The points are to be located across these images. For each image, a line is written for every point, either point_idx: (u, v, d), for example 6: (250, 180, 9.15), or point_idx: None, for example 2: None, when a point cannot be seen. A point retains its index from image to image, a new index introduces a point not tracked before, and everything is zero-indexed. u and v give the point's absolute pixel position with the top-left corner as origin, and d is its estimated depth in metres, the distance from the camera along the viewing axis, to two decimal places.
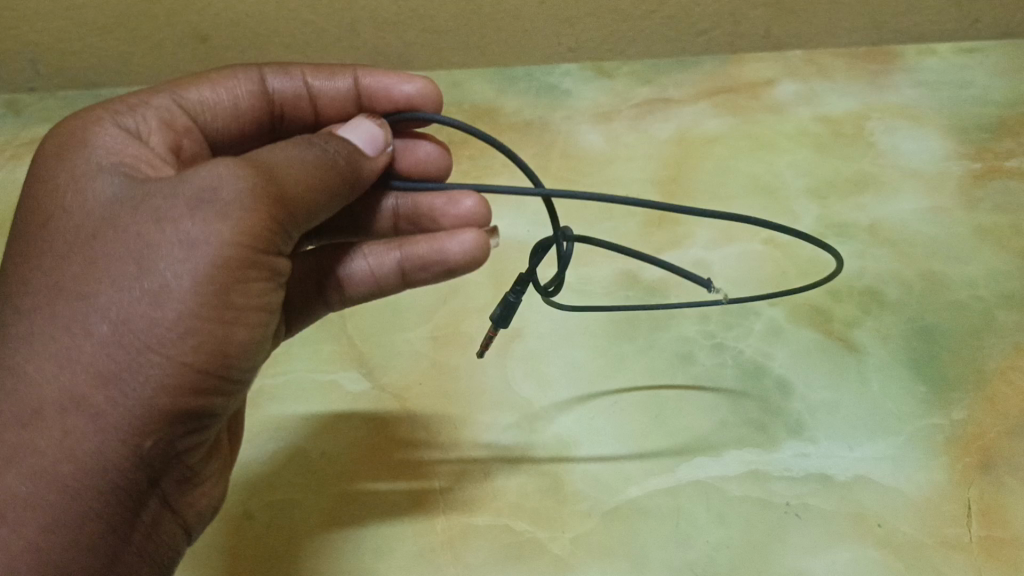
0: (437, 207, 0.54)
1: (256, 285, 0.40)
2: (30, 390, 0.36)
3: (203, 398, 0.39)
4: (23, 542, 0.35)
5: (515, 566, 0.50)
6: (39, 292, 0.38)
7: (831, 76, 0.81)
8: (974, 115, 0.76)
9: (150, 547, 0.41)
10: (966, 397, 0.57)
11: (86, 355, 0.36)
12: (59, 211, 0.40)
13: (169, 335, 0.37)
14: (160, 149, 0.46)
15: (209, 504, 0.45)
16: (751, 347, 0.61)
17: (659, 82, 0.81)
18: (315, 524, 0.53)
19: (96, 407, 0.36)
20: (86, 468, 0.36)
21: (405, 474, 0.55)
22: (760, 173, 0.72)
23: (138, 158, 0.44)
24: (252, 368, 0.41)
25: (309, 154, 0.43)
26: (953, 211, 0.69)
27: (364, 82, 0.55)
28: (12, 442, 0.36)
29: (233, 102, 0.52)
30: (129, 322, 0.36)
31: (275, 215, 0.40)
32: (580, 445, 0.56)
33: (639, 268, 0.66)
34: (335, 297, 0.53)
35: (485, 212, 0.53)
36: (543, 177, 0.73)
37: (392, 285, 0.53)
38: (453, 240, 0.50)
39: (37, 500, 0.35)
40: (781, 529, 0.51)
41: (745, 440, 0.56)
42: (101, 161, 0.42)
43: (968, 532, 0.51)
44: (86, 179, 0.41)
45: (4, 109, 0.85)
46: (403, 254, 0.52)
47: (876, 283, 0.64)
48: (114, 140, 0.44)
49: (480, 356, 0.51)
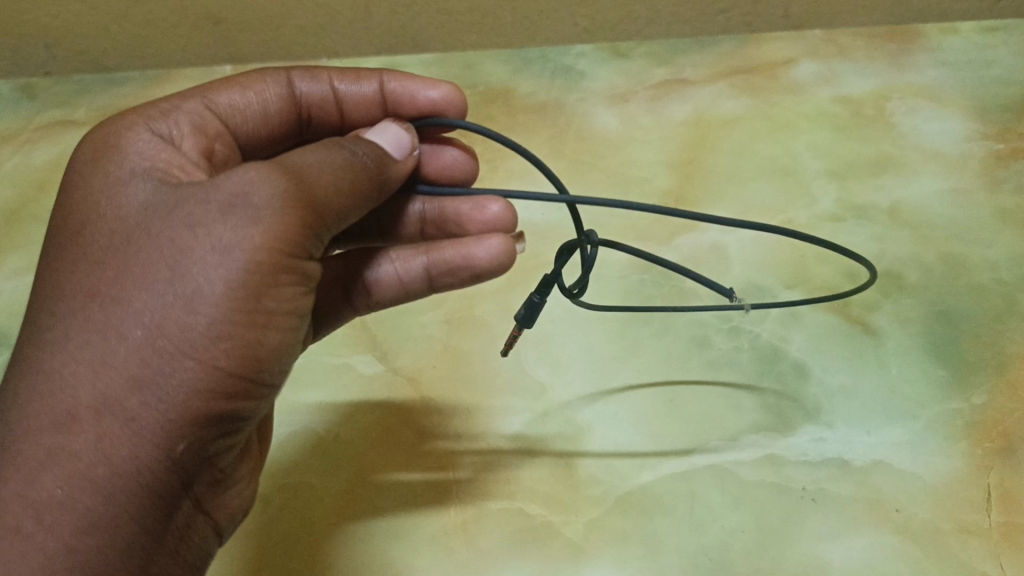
0: (464, 211, 0.54)
1: (286, 289, 0.40)
2: (66, 394, 0.37)
3: (235, 400, 0.39)
4: (58, 544, 0.35)
5: (530, 549, 0.51)
6: (76, 296, 0.39)
7: (851, 56, 0.80)
8: (998, 94, 0.75)
9: (184, 548, 0.41)
10: (986, 381, 0.57)
11: (120, 360, 0.37)
12: (93, 216, 0.41)
13: (202, 339, 0.37)
14: (192, 155, 0.47)
15: (241, 504, 0.46)
16: (767, 331, 0.61)
17: (677, 62, 0.80)
18: (332, 510, 0.54)
19: (131, 411, 0.36)
20: (121, 472, 0.36)
21: (423, 461, 0.56)
22: (778, 155, 0.72)
23: (170, 164, 0.44)
24: (283, 370, 0.42)
25: (337, 157, 0.43)
26: (975, 193, 0.68)
27: (389, 87, 0.54)
28: (50, 445, 0.36)
29: (263, 105, 0.53)
30: (163, 326, 0.37)
31: (305, 220, 0.40)
32: (595, 431, 0.56)
33: (658, 252, 0.66)
34: (362, 302, 0.54)
35: (511, 218, 0.53)
36: (558, 160, 0.73)
37: (418, 290, 0.53)
38: (480, 247, 0.50)
39: (72, 503, 0.36)
40: (798, 514, 0.51)
41: (762, 425, 0.56)
42: (134, 167, 0.43)
43: (988, 518, 0.51)
44: (122, 184, 0.42)
45: (19, 93, 0.85)
46: (430, 259, 0.52)
47: (895, 266, 0.64)
48: (147, 146, 0.44)
49: (506, 354, 0.51)
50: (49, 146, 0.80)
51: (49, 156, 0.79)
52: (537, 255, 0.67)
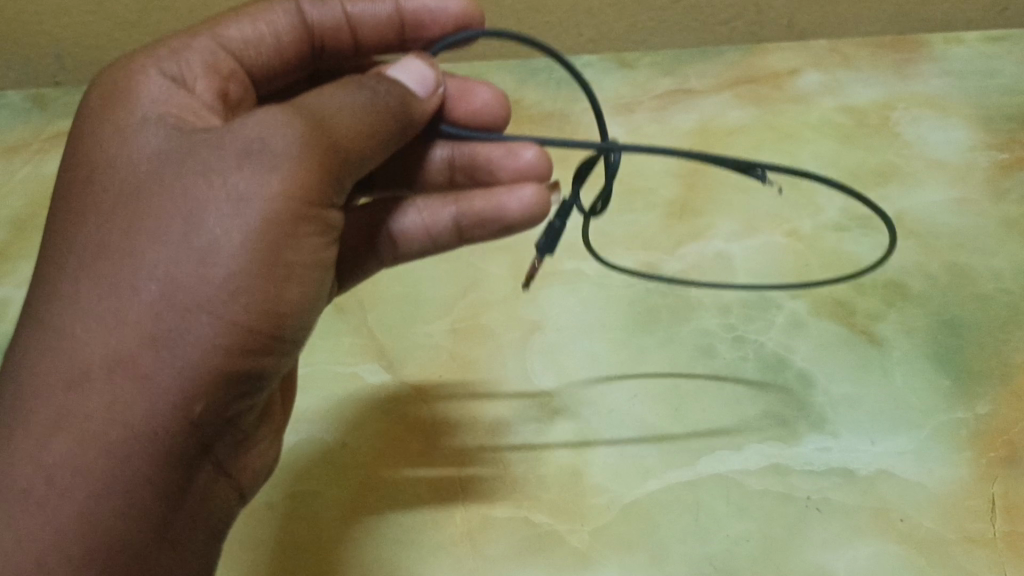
0: (497, 157, 0.53)
1: (306, 241, 0.41)
2: (79, 352, 0.37)
3: (256, 359, 0.40)
4: (73, 508, 0.36)
5: (536, 557, 0.51)
6: (85, 251, 0.39)
7: (855, 66, 0.80)
8: (1002, 104, 0.75)
9: (204, 511, 0.42)
10: (990, 391, 0.57)
11: (133, 316, 0.37)
12: (104, 167, 0.41)
13: (219, 294, 0.38)
14: (206, 97, 0.47)
15: (264, 465, 0.48)
16: (773, 341, 0.61)
17: (682, 73, 0.80)
18: (339, 517, 0.54)
19: (144, 369, 0.37)
20: (135, 433, 0.37)
21: (429, 466, 0.56)
22: (783, 165, 0.72)
23: (184, 110, 0.45)
24: (306, 327, 0.42)
25: (357, 97, 0.43)
26: (979, 203, 0.68)
27: (408, 7, 0.53)
28: (63, 404, 0.37)
29: (274, 36, 0.52)
30: (177, 280, 0.37)
31: (327, 165, 0.40)
32: (601, 440, 0.56)
33: (663, 261, 0.66)
34: (388, 253, 0.54)
35: (547, 164, 0.52)
36: (564, 170, 0.73)
37: (447, 242, 0.53)
38: (511, 198, 0.51)
39: (84, 465, 0.36)
40: (801, 524, 0.52)
41: (767, 435, 0.56)
42: (147, 113, 0.43)
43: (992, 527, 0.51)
44: (133, 133, 0.42)
45: (30, 104, 0.85)
46: (459, 210, 0.52)
47: (900, 275, 0.64)
48: (159, 90, 0.45)
49: (525, 289, 0.49)
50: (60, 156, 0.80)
51: None
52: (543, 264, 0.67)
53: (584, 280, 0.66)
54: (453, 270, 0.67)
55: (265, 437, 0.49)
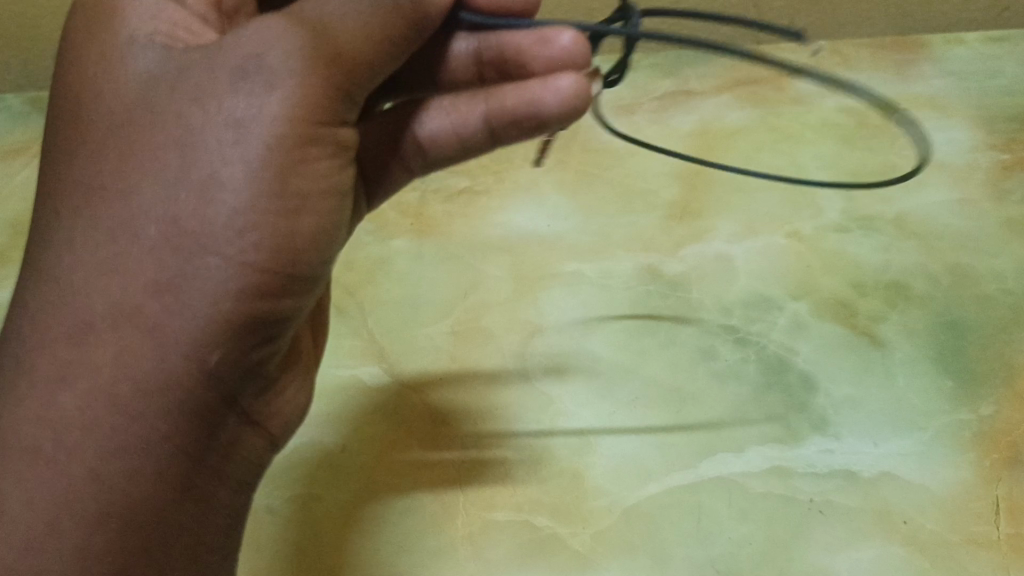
0: (526, 44, 0.45)
1: (318, 164, 0.40)
2: (80, 302, 0.38)
3: (272, 299, 0.39)
4: (83, 466, 0.37)
5: (537, 561, 0.51)
6: (81, 191, 0.39)
7: (856, 67, 0.80)
8: (1003, 105, 0.75)
9: (228, 465, 0.42)
10: (993, 392, 0.57)
11: (134, 260, 0.37)
12: (98, 96, 0.41)
13: (226, 233, 0.37)
14: (197, 10, 0.47)
15: (293, 410, 0.48)
16: (774, 342, 0.60)
17: (682, 75, 0.80)
18: (339, 520, 0.54)
19: (149, 320, 0.37)
20: (143, 387, 0.37)
21: (429, 467, 0.56)
22: (784, 167, 0.72)
23: (174, 25, 0.44)
24: (327, 257, 0.41)
25: (359, 0, 0.40)
26: (981, 203, 0.68)
27: None
28: (66, 358, 0.37)
29: None
30: (178, 220, 0.37)
31: (330, 78, 0.39)
32: (602, 443, 0.56)
33: (664, 263, 0.66)
34: (414, 162, 0.49)
35: (585, 49, 0.44)
36: (564, 171, 0.73)
37: (476, 143, 0.47)
38: (549, 89, 0.44)
39: (92, 421, 0.37)
40: (803, 526, 0.51)
41: (769, 437, 0.55)
42: (137, 32, 0.43)
43: (996, 529, 0.51)
44: (125, 56, 0.42)
45: (29, 107, 0.84)
46: (489, 107, 0.45)
47: (901, 276, 0.64)
48: (149, 4, 0.44)
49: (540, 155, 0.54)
50: None
51: None
52: (544, 265, 0.66)
53: (584, 281, 0.65)
54: (453, 272, 0.67)
55: (284, 379, 0.48)
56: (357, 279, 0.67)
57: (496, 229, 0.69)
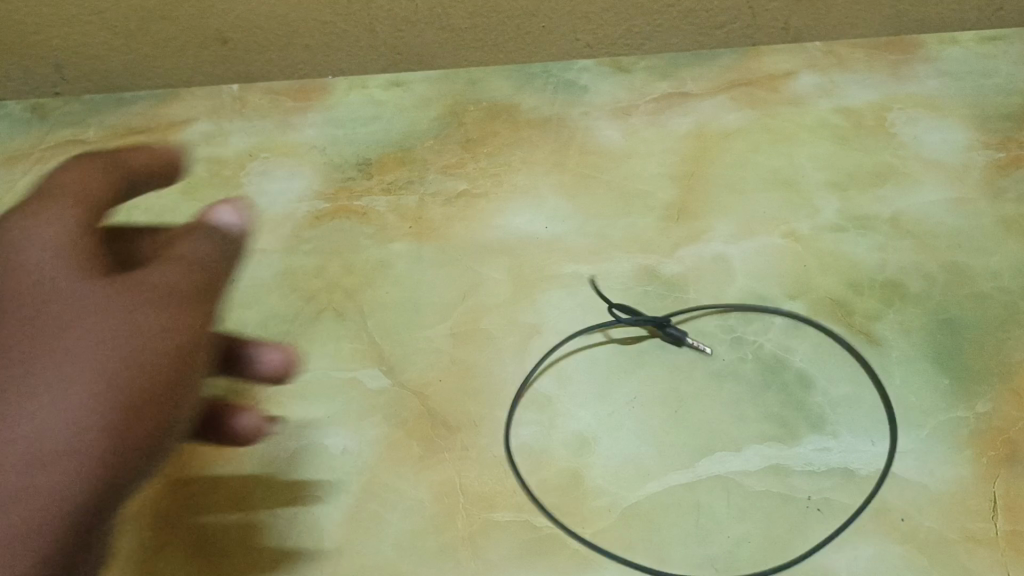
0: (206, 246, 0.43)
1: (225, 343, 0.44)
2: (36, 381, 0.36)
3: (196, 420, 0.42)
4: (46, 501, 0.35)
5: (537, 561, 0.51)
6: (38, 304, 0.39)
7: (851, 68, 0.80)
8: (998, 105, 0.76)
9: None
10: (990, 390, 0.57)
11: (98, 358, 0.38)
12: (39, 241, 0.40)
13: (182, 348, 0.40)
14: (93, 189, 0.42)
15: None
16: (771, 341, 0.61)
17: (678, 76, 0.80)
18: (339, 523, 0.54)
19: (124, 411, 0.37)
20: (105, 460, 0.36)
21: (429, 469, 0.56)
22: (780, 167, 0.72)
23: (85, 196, 0.42)
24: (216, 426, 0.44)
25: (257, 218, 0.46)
26: (977, 202, 0.68)
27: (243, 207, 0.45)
28: (31, 411, 0.36)
29: (173, 176, 0.48)
30: (136, 332, 0.39)
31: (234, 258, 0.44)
32: (601, 443, 0.56)
33: (661, 264, 0.66)
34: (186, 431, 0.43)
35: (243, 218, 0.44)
36: (562, 174, 0.74)
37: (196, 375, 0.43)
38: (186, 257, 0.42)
39: (64, 485, 0.35)
40: (801, 524, 0.52)
41: (767, 435, 0.56)
42: (70, 197, 0.42)
43: (993, 527, 0.51)
44: (57, 215, 0.41)
45: (29, 113, 0.85)
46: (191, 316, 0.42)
47: (897, 275, 0.64)
48: (72, 172, 0.43)
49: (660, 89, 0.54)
50: (60, 164, 0.80)
51: (58, 173, 0.80)
52: (542, 267, 0.67)
53: (582, 283, 0.66)
54: (452, 275, 0.67)
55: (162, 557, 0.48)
56: (357, 283, 0.67)
57: (494, 233, 0.70)
